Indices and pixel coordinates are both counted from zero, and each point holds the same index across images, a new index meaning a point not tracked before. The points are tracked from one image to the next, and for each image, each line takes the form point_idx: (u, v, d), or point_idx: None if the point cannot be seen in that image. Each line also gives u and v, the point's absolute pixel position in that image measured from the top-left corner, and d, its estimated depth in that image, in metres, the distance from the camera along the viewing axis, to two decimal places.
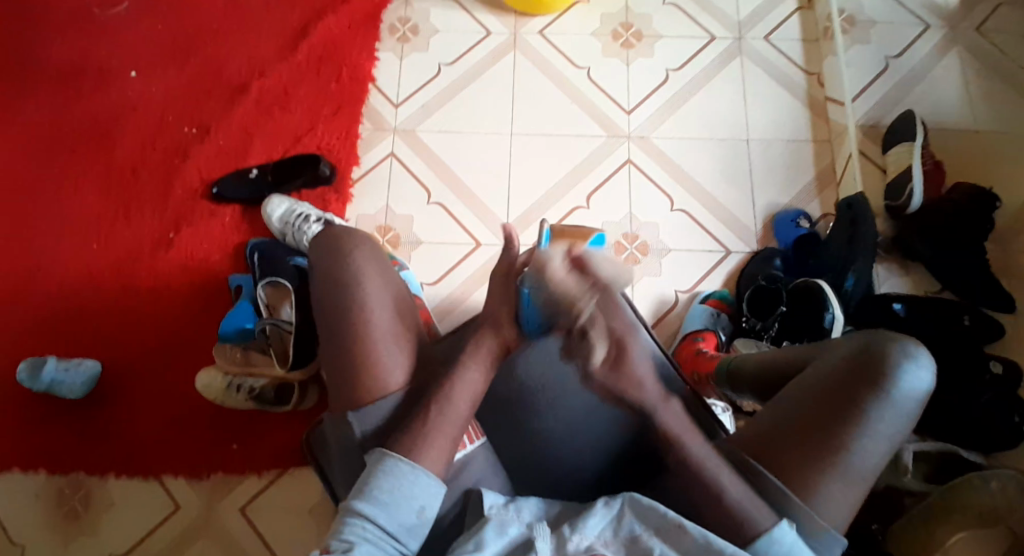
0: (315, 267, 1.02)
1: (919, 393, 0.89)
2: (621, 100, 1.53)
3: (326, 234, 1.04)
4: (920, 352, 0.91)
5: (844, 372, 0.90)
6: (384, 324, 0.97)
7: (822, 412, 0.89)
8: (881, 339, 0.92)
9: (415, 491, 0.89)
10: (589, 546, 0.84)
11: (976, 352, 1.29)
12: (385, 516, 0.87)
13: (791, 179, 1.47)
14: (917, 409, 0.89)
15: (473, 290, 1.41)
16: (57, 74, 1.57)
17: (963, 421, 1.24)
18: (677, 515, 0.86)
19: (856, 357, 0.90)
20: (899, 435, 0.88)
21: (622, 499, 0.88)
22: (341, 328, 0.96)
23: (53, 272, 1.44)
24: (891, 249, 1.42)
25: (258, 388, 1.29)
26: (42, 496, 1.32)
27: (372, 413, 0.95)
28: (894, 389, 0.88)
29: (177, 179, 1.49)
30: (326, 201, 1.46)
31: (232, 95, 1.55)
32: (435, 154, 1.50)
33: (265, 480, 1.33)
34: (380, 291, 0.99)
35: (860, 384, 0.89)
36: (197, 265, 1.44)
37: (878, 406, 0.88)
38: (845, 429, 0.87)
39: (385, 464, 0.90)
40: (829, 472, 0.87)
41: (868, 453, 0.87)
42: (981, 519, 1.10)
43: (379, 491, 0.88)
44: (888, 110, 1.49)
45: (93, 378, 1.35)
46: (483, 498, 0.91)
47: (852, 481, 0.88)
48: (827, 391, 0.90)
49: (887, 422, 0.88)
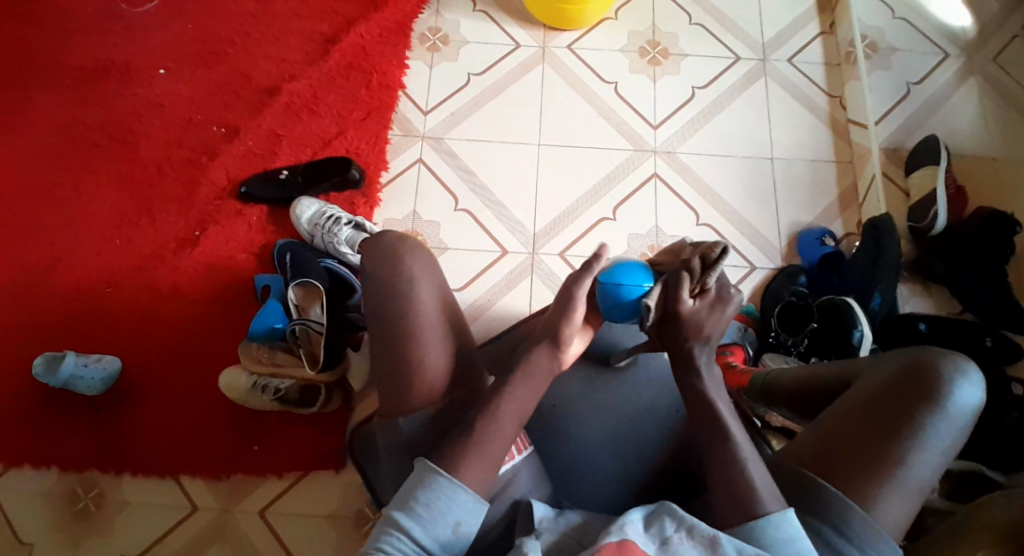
0: (363, 273, 1.01)
1: (970, 407, 0.93)
2: (648, 115, 1.55)
3: (378, 240, 1.02)
4: (968, 367, 0.95)
5: (899, 385, 0.94)
6: (433, 327, 0.98)
7: (876, 426, 0.92)
8: (933, 354, 0.95)
9: (453, 506, 0.88)
10: (621, 526, 0.85)
11: (998, 373, 1.30)
12: (422, 529, 0.87)
13: (814, 198, 1.50)
14: (968, 422, 0.93)
15: (499, 297, 1.41)
16: (84, 70, 1.56)
17: (986, 439, 1.25)
18: (715, 529, 0.85)
19: (909, 370, 0.94)
20: (951, 447, 0.92)
21: (660, 506, 0.88)
22: (395, 331, 0.97)
23: (73, 268, 1.43)
24: (913, 271, 1.44)
25: (283, 389, 1.31)
26: (56, 494, 1.31)
27: (415, 418, 0.96)
28: (947, 402, 0.92)
29: (203, 179, 1.49)
30: (354, 204, 1.47)
31: (262, 96, 1.55)
32: (463, 162, 1.50)
33: (285, 483, 1.32)
34: (429, 295, 0.99)
35: (914, 396, 0.92)
36: (223, 265, 1.43)
37: (933, 418, 0.91)
38: (901, 441, 0.91)
39: (426, 477, 0.90)
40: (887, 483, 0.90)
41: (924, 464, 0.91)
42: (1006, 536, 1.05)
43: (418, 503, 0.88)
44: (910, 134, 1.52)
45: (111, 375, 1.34)
46: (533, 510, 0.92)
47: (908, 493, 0.91)
48: (880, 406, 0.93)
49: (941, 433, 0.91)
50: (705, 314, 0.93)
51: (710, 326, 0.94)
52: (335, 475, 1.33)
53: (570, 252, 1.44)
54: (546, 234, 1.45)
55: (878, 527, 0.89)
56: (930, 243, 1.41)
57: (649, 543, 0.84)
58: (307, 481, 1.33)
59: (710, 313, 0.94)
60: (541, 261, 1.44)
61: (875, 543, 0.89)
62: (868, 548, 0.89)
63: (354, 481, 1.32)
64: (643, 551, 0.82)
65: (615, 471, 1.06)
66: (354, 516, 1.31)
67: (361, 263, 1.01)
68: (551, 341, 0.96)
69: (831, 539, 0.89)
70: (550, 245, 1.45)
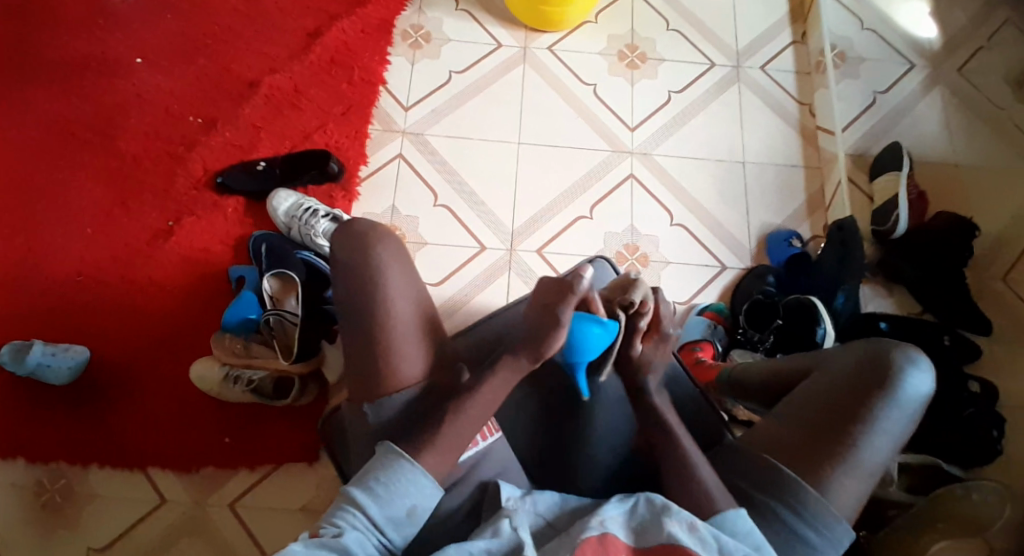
0: (333, 262, 1.01)
1: (921, 394, 0.97)
2: (626, 118, 1.58)
3: (348, 228, 1.02)
4: (920, 357, 0.99)
5: (854, 374, 0.97)
6: (404, 321, 0.99)
7: (832, 413, 0.96)
8: (886, 345, 0.99)
9: (410, 490, 0.90)
10: (600, 522, 0.88)
11: (956, 370, 1.36)
12: (377, 508, 0.89)
13: (785, 202, 1.54)
14: (919, 409, 0.97)
15: (479, 290, 1.43)
16: (55, 56, 1.54)
17: (947, 434, 1.32)
18: (690, 515, 0.89)
19: (864, 360, 0.98)
20: (902, 433, 0.96)
21: (638, 496, 0.92)
22: (368, 322, 0.98)
23: (42, 255, 1.41)
24: (876, 271, 1.49)
25: (257, 380, 1.31)
26: (20, 487, 1.30)
27: (388, 405, 0.97)
28: (898, 390, 0.95)
29: (178, 169, 1.48)
30: (332, 198, 1.46)
31: (240, 89, 1.54)
32: (443, 159, 1.51)
33: (256, 476, 1.33)
34: (402, 289, 1.00)
35: (867, 384, 0.96)
36: (195, 257, 1.43)
37: (886, 405, 0.95)
38: (854, 427, 0.94)
39: (388, 459, 0.92)
40: (841, 466, 0.93)
41: (877, 448, 0.94)
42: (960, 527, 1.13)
43: (377, 483, 0.90)
44: (875, 141, 1.57)
45: (80, 365, 1.33)
46: (500, 489, 0.95)
47: (860, 476, 0.94)
48: (835, 394, 0.97)
49: (893, 420, 0.95)
50: (655, 354, 1.06)
51: (656, 361, 1.06)
52: (309, 468, 1.34)
53: (548, 250, 1.46)
54: (525, 231, 1.47)
55: (831, 509, 0.92)
56: (892, 246, 1.47)
57: (629, 533, 0.89)
58: (280, 474, 1.34)
59: (658, 347, 1.06)
60: (519, 257, 1.45)
61: (830, 524, 0.92)
62: (823, 529, 0.92)
63: (329, 474, 1.34)
64: (625, 546, 0.87)
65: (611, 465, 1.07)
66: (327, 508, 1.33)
67: (331, 252, 1.01)
68: (534, 351, 1.00)
69: (788, 519, 0.92)
70: (528, 242, 1.46)
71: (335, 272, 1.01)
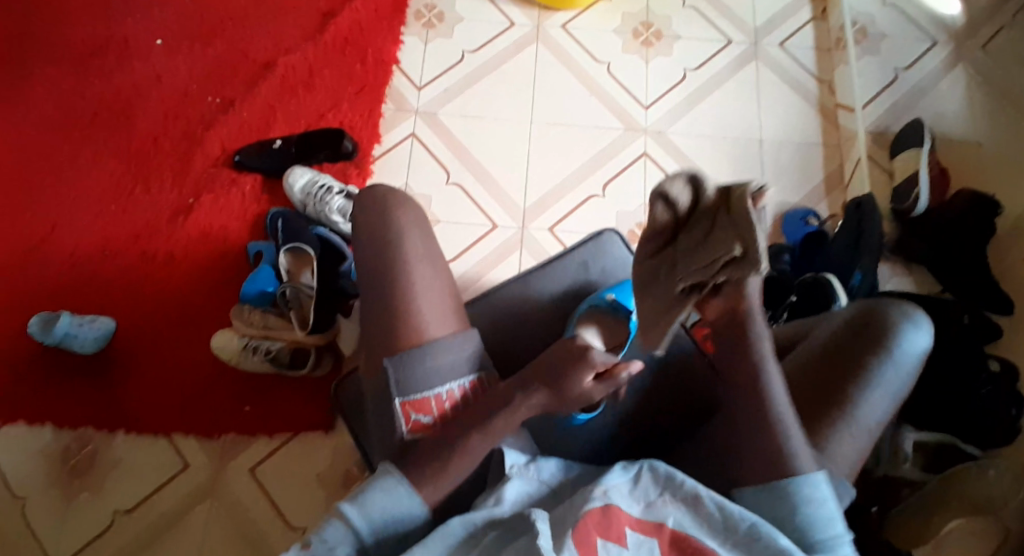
0: (356, 224, 1.06)
1: (919, 350, 0.96)
2: (640, 96, 1.57)
3: (371, 192, 1.08)
4: (918, 314, 0.98)
5: (850, 333, 0.97)
6: (423, 277, 1.02)
7: (828, 373, 0.96)
8: (882, 303, 0.99)
9: (401, 515, 0.87)
10: (603, 492, 0.85)
11: (976, 348, 1.34)
12: (368, 528, 0.85)
13: (802, 180, 1.52)
14: (916, 365, 0.96)
15: (489, 269, 1.44)
16: (81, 41, 1.59)
17: (963, 413, 1.29)
18: (695, 484, 0.87)
19: (859, 319, 0.98)
20: (900, 390, 0.95)
21: (641, 463, 0.89)
22: (386, 278, 1.01)
23: (69, 231, 1.46)
24: (894, 252, 1.47)
25: (274, 350, 1.35)
26: (49, 452, 1.35)
27: (410, 359, 0.96)
28: (894, 346, 0.95)
29: (196, 149, 1.52)
30: (347, 175, 1.49)
31: (257, 70, 1.58)
32: (455, 138, 1.53)
33: (275, 443, 1.37)
34: (419, 248, 1.03)
35: (863, 342, 0.96)
36: (215, 233, 1.47)
37: (882, 362, 0.94)
38: (851, 386, 0.94)
39: (385, 481, 0.88)
40: (839, 422, 0.92)
41: (875, 404, 0.94)
42: (975, 507, 1.14)
43: (371, 503, 0.86)
44: (897, 118, 1.55)
45: (105, 336, 1.38)
46: (505, 454, 0.90)
47: (858, 433, 0.93)
48: (831, 352, 0.97)
49: (889, 376, 0.94)
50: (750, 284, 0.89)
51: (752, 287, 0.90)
52: (324, 436, 1.38)
53: (560, 228, 1.47)
54: (537, 210, 1.48)
55: (831, 467, 0.91)
56: (910, 226, 1.44)
57: (633, 505, 0.86)
58: (297, 442, 1.38)
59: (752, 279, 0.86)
60: (530, 235, 1.46)
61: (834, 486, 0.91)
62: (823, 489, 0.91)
63: (344, 444, 1.37)
64: (630, 516, 0.84)
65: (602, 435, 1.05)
66: (343, 475, 1.36)
67: (355, 215, 1.07)
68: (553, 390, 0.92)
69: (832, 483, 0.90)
70: (539, 220, 1.47)
71: (360, 241, 1.06)
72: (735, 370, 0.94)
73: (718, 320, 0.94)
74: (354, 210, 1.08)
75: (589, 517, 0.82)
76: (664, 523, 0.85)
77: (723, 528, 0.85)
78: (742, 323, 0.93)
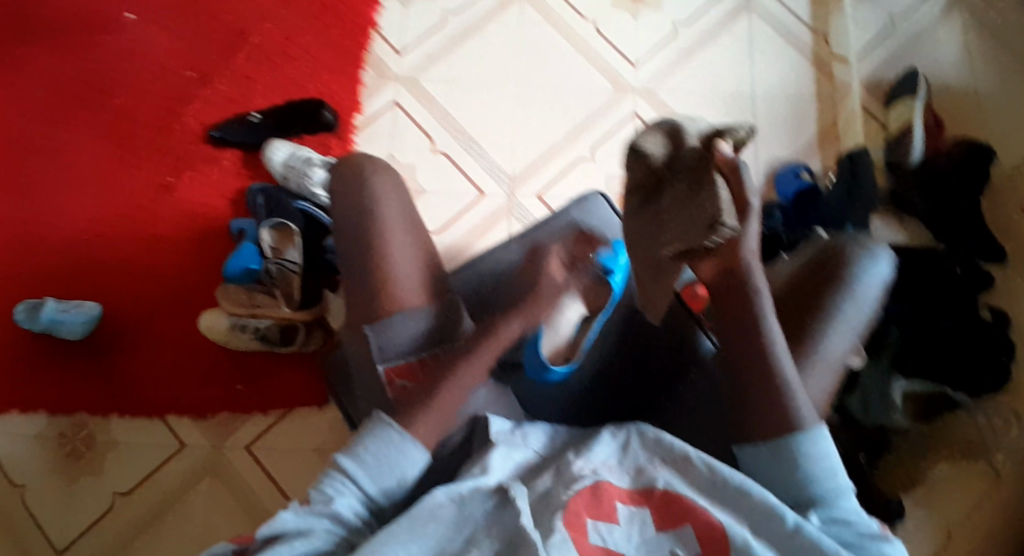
0: (334, 195, 1.08)
1: (876, 283, 1.02)
2: (629, 54, 1.53)
3: (345, 163, 1.10)
4: (875, 250, 1.04)
5: (812, 272, 1.03)
6: (400, 243, 1.03)
7: (794, 310, 1.01)
8: (840, 243, 1.05)
9: (400, 459, 0.86)
10: (593, 470, 0.86)
11: (969, 300, 1.33)
12: (367, 476, 0.85)
13: (795, 135, 1.49)
14: (875, 296, 1.02)
15: (478, 240, 1.42)
16: (48, 15, 1.54)
17: (956, 365, 1.29)
18: (682, 445, 0.88)
19: (821, 259, 1.04)
20: (861, 321, 1.01)
21: (630, 430, 0.91)
22: (365, 249, 1.01)
23: (49, 215, 1.43)
24: (887, 205, 1.44)
25: (263, 329, 1.33)
26: (45, 438, 1.35)
27: (391, 327, 0.98)
28: (854, 280, 1.01)
29: (175, 125, 1.48)
30: (328, 147, 1.46)
31: (232, 39, 1.53)
32: (439, 105, 1.49)
33: (270, 420, 1.37)
34: (396, 216, 1.05)
35: (825, 279, 1.01)
36: (198, 212, 1.44)
37: (847, 300, 1.00)
38: (818, 320, 0.99)
39: (377, 428, 0.87)
40: (810, 357, 0.97)
41: (840, 336, 0.99)
42: (961, 451, 1.30)
43: (366, 452, 0.86)
44: (894, 68, 1.52)
45: (93, 320, 1.37)
46: (489, 423, 0.91)
47: (828, 366, 0.97)
48: (796, 291, 1.02)
49: (852, 308, 1.00)
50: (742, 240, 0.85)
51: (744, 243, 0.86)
52: (319, 411, 1.38)
53: (548, 195, 1.45)
54: (522, 179, 1.45)
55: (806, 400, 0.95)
56: (910, 178, 1.41)
57: (622, 476, 0.87)
58: (291, 418, 1.38)
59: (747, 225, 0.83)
60: (518, 203, 1.44)
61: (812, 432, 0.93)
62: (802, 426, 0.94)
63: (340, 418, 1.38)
64: (619, 489, 0.85)
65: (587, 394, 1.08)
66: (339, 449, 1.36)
67: (333, 187, 1.08)
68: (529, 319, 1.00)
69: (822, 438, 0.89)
70: (526, 188, 1.45)
71: (340, 216, 1.06)
72: (740, 328, 0.90)
73: (716, 281, 0.89)
74: (331, 181, 1.10)
75: (578, 496, 0.83)
76: (654, 485, 0.85)
77: (712, 486, 0.85)
78: (746, 297, 0.89)
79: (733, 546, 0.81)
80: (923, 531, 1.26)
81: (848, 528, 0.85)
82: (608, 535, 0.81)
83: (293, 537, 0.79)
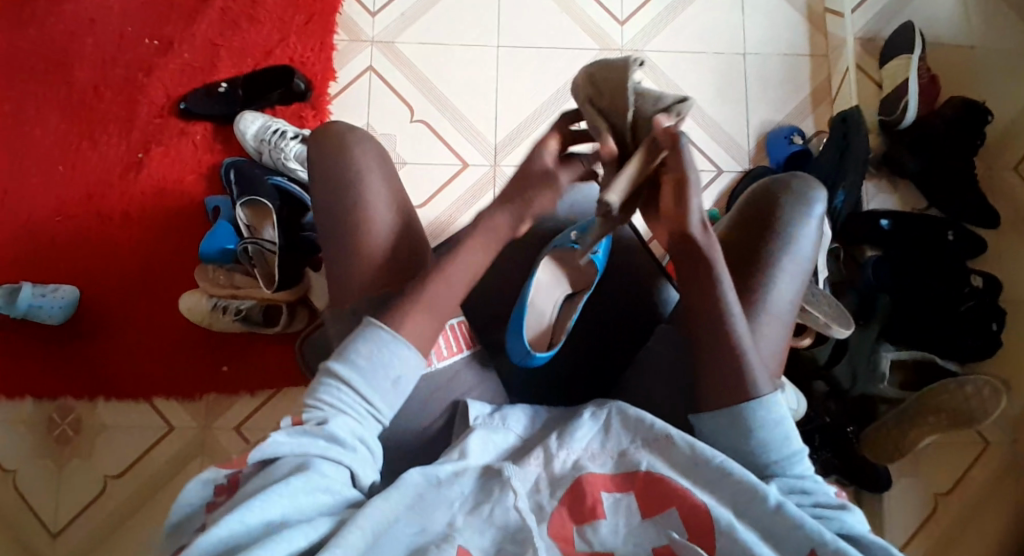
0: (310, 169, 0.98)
1: (815, 223, 0.97)
2: (614, 10, 1.47)
3: (324, 131, 0.99)
4: (811, 190, 0.99)
5: (752, 220, 0.97)
6: (380, 223, 0.94)
7: (737, 262, 0.96)
8: (777, 186, 0.99)
9: (393, 360, 0.83)
10: (574, 464, 0.80)
11: (957, 265, 1.31)
12: (362, 381, 0.82)
13: (787, 95, 1.44)
14: (816, 238, 0.97)
15: (463, 212, 1.38)
16: None
17: (948, 333, 1.29)
18: (665, 425, 0.82)
19: (758, 204, 0.98)
20: (806, 267, 0.96)
21: (610, 409, 0.84)
22: (343, 235, 0.94)
23: (20, 196, 1.39)
24: (880, 166, 1.41)
25: (245, 310, 1.31)
26: (33, 423, 1.35)
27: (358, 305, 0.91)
28: (792, 225, 0.96)
29: (140, 98, 1.43)
30: (302, 118, 1.41)
31: (195, 4, 1.46)
32: (416, 68, 1.43)
33: (258, 401, 1.36)
34: (379, 194, 0.95)
35: (765, 226, 0.96)
36: (170, 188, 1.40)
37: (783, 248, 0.95)
38: (761, 271, 0.94)
39: (366, 330, 0.84)
40: (754, 311, 0.92)
41: (784, 285, 0.94)
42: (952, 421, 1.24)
43: (357, 355, 0.83)
44: (887, 22, 1.46)
45: (72, 304, 1.34)
46: (468, 407, 0.89)
47: (775, 318, 0.93)
48: (738, 241, 0.97)
49: (793, 255, 0.95)
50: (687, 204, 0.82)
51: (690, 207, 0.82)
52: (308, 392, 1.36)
53: None
54: (508, 145, 1.41)
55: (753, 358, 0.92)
56: (900, 138, 1.38)
57: (606, 462, 0.81)
58: (279, 398, 1.36)
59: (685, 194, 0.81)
60: (503, 172, 1.40)
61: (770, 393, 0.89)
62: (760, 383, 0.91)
63: None
64: (604, 478, 0.80)
65: (564, 373, 1.04)
66: None
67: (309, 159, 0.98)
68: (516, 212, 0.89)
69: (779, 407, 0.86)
70: (511, 156, 1.40)
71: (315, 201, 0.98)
72: (702, 304, 0.87)
73: (674, 246, 0.86)
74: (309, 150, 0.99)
75: (560, 504, 0.79)
76: (637, 470, 0.80)
77: (695, 467, 0.80)
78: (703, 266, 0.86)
79: (718, 528, 0.76)
80: (912, 493, 1.30)
81: (806, 497, 0.82)
82: (594, 537, 0.77)
83: (288, 462, 0.76)
